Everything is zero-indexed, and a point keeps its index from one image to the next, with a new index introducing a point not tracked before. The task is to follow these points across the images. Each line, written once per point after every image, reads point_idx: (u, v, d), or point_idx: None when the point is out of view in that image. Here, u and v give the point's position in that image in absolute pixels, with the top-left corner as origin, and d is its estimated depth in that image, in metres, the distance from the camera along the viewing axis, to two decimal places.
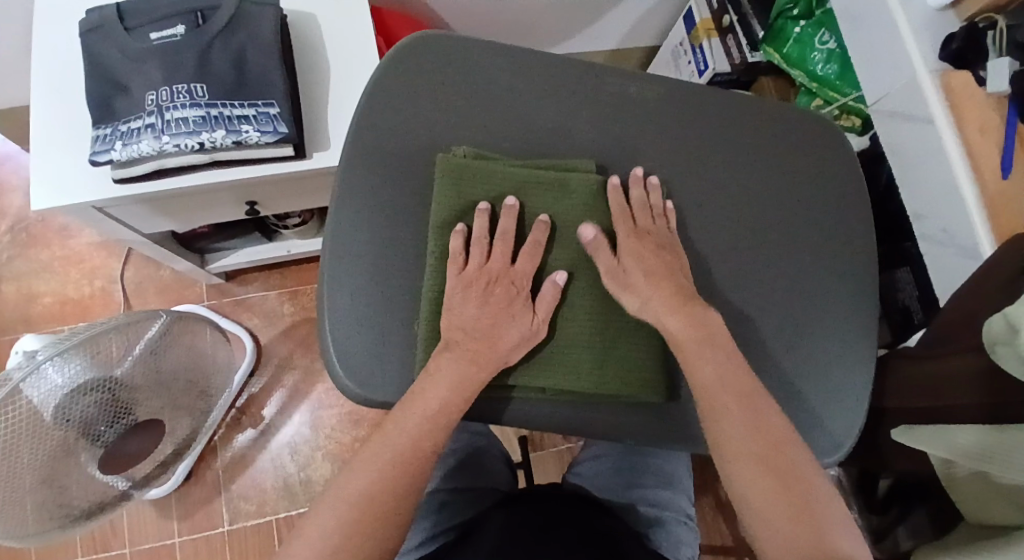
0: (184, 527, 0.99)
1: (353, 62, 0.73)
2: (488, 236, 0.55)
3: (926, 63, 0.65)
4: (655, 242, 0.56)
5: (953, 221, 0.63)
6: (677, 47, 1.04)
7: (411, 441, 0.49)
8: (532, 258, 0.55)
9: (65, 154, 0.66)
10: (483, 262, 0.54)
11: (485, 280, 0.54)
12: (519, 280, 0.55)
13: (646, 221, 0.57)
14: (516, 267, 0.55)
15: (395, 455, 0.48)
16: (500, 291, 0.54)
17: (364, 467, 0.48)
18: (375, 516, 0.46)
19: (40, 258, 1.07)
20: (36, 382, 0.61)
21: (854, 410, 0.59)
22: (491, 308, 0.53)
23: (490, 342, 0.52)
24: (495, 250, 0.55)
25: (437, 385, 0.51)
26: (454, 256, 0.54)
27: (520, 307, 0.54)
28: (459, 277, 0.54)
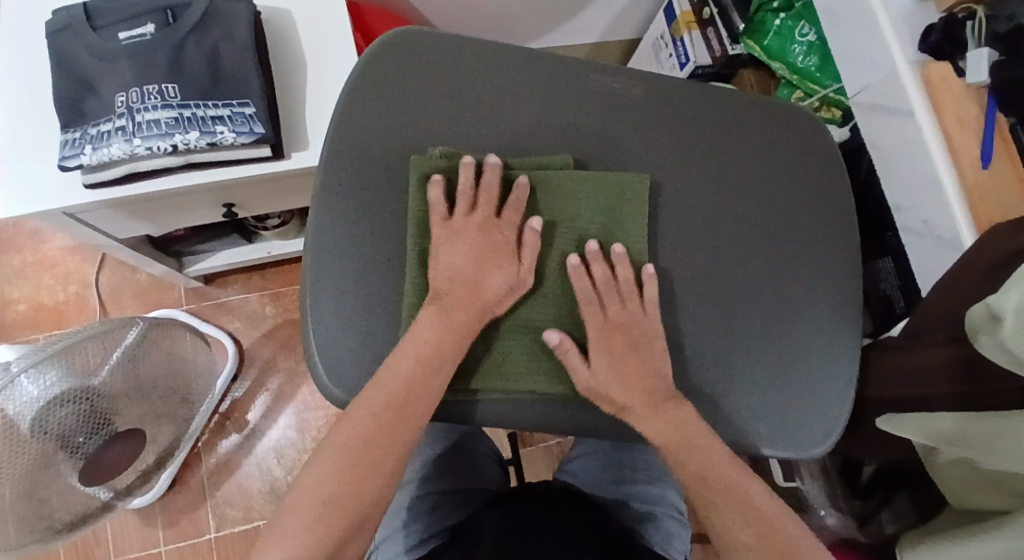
0: (168, 535, 0.97)
1: (329, 59, 0.71)
2: (472, 188, 0.55)
3: (905, 56, 0.65)
4: (626, 340, 0.54)
5: (933, 213, 0.63)
6: (658, 41, 1.04)
7: (384, 424, 0.48)
8: (518, 210, 0.55)
9: (34, 158, 0.64)
10: (467, 213, 0.54)
11: (471, 229, 0.54)
12: (506, 231, 0.55)
13: (626, 299, 0.55)
14: (502, 217, 0.55)
15: (367, 439, 0.48)
16: (487, 238, 0.54)
17: (333, 455, 0.47)
18: (351, 508, 0.46)
19: (10, 264, 1.04)
20: (12, 394, 0.60)
21: (840, 400, 0.59)
22: (475, 260, 0.53)
23: (480, 289, 0.53)
24: (481, 202, 0.55)
25: (426, 330, 0.50)
26: (436, 206, 0.54)
27: (507, 255, 0.54)
28: (440, 227, 0.53)
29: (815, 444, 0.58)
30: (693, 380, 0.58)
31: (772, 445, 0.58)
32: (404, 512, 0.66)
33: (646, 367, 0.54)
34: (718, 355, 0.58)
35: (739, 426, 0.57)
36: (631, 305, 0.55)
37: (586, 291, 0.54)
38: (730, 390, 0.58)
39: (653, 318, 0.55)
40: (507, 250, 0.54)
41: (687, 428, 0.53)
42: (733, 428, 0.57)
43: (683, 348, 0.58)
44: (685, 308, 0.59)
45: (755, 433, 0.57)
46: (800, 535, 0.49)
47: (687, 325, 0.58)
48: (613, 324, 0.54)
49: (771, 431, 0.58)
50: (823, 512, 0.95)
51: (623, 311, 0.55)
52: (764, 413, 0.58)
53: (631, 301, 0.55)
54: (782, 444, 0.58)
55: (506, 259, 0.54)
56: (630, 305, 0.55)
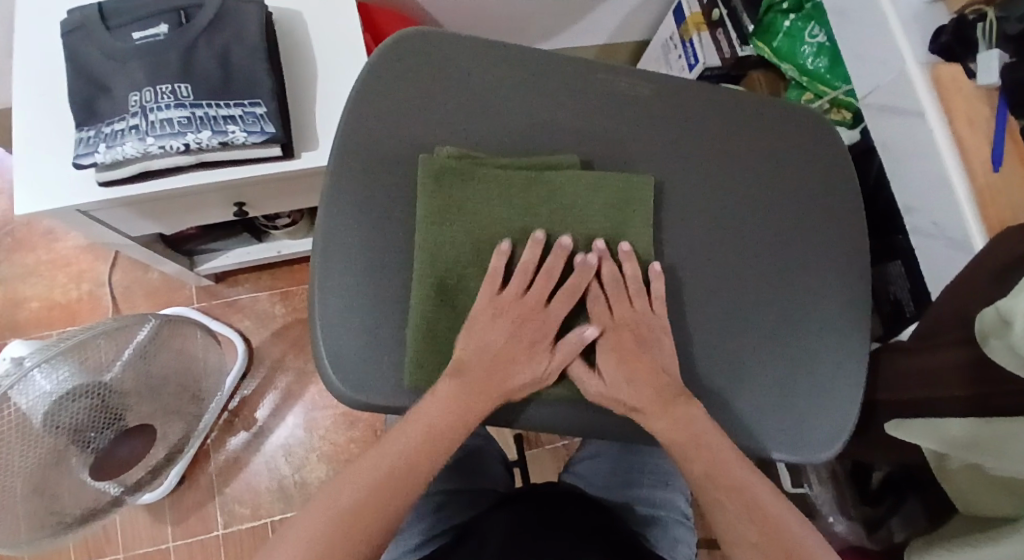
0: (177, 532, 0.98)
1: (339, 60, 0.72)
2: (533, 267, 0.54)
3: (915, 57, 0.65)
4: (633, 338, 0.54)
5: (943, 214, 0.63)
6: (667, 42, 1.04)
7: (408, 458, 0.51)
8: (567, 304, 0.55)
9: (49, 156, 0.65)
10: (521, 292, 0.54)
11: (517, 312, 0.54)
12: (550, 320, 0.54)
13: (634, 299, 0.55)
14: (553, 307, 0.55)
15: (389, 469, 0.50)
16: (533, 326, 0.54)
17: (356, 478, 0.49)
18: (363, 529, 0.47)
19: (25, 262, 1.06)
20: (26, 388, 0.60)
21: (848, 403, 0.59)
22: (511, 345, 0.53)
23: (505, 374, 0.53)
24: (536, 284, 0.54)
25: (442, 406, 0.51)
26: (492, 278, 0.53)
27: (542, 345, 0.54)
28: (490, 301, 0.53)
29: (823, 447, 0.58)
30: (699, 379, 0.57)
31: (779, 448, 0.57)
32: (410, 511, 0.66)
33: (654, 363, 0.54)
34: (724, 355, 0.58)
35: (746, 426, 0.57)
36: (637, 302, 0.55)
37: (593, 293, 0.55)
38: (737, 391, 0.58)
39: (660, 316, 0.55)
40: (544, 342, 0.54)
41: (693, 428, 0.53)
42: (739, 429, 0.57)
43: (689, 349, 0.58)
44: (692, 309, 0.59)
45: (762, 435, 0.57)
46: (806, 537, 0.49)
47: (693, 325, 0.58)
48: (618, 321, 0.55)
49: (779, 432, 0.57)
50: (832, 519, 0.94)
51: (631, 311, 0.55)
52: (771, 415, 0.57)
53: (638, 298, 0.55)
54: (789, 447, 0.57)
55: (542, 348, 0.54)
56: (635, 302, 0.55)
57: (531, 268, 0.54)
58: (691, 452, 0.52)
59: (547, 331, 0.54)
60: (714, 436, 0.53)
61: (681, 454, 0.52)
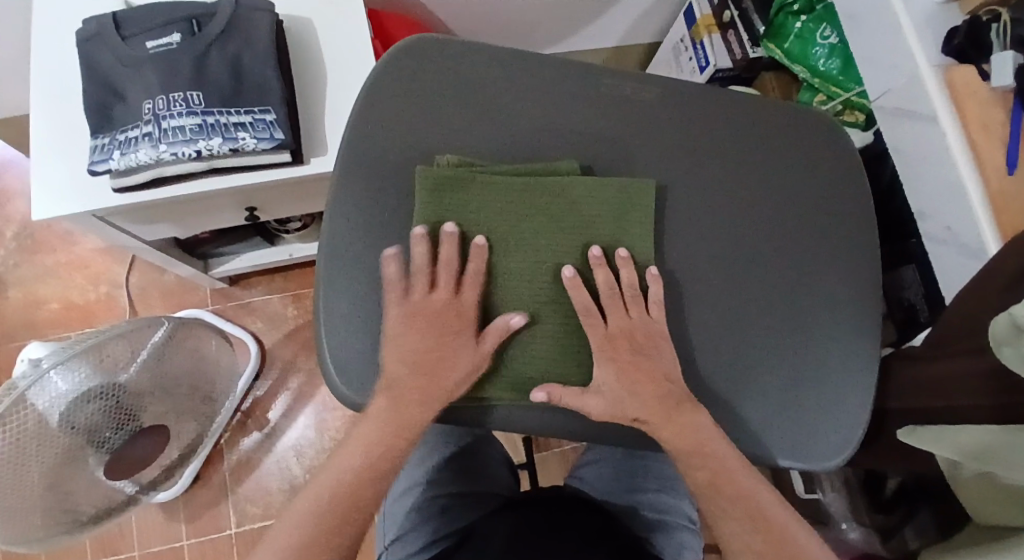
0: (190, 530, 1.00)
1: (348, 65, 0.72)
2: (428, 265, 0.54)
3: (928, 61, 0.64)
4: (634, 346, 0.54)
5: (956, 220, 0.62)
6: (678, 44, 1.03)
7: (347, 485, 0.53)
8: (475, 288, 0.54)
9: (64, 163, 0.67)
10: (426, 290, 0.54)
11: (424, 314, 0.53)
12: (465, 313, 0.54)
13: (631, 307, 0.55)
14: (460, 300, 0.54)
15: (331, 499, 0.52)
16: (446, 322, 0.54)
17: (302, 514, 0.52)
18: (339, 528, 0.52)
19: (45, 264, 1.08)
20: (43, 390, 0.62)
21: (855, 410, 0.58)
22: (431, 347, 0.53)
23: (432, 378, 0.53)
24: (439, 281, 0.54)
25: (379, 419, 0.53)
26: (393, 283, 0.53)
27: (462, 343, 0.53)
28: (404, 305, 0.53)
29: (830, 455, 0.57)
30: (704, 387, 0.57)
31: (785, 454, 0.57)
32: (415, 514, 0.67)
33: (656, 371, 0.54)
34: (729, 362, 0.58)
35: (750, 434, 0.56)
36: (633, 310, 0.55)
37: (586, 303, 0.54)
38: (743, 397, 0.57)
39: (658, 322, 0.55)
40: (463, 339, 0.53)
41: (698, 434, 0.52)
42: (744, 436, 0.56)
43: (694, 356, 0.57)
44: (696, 314, 0.58)
45: (767, 442, 0.56)
46: None
47: (697, 332, 0.58)
48: (617, 329, 0.54)
49: (784, 440, 0.57)
50: (845, 525, 0.94)
51: (628, 319, 0.55)
52: (777, 421, 0.57)
53: (634, 305, 0.55)
54: (795, 454, 0.57)
55: (461, 345, 0.53)
56: (630, 310, 0.55)
57: (432, 266, 0.54)
58: (694, 459, 0.52)
59: (461, 329, 0.54)
60: (720, 443, 0.52)
61: (685, 460, 0.52)
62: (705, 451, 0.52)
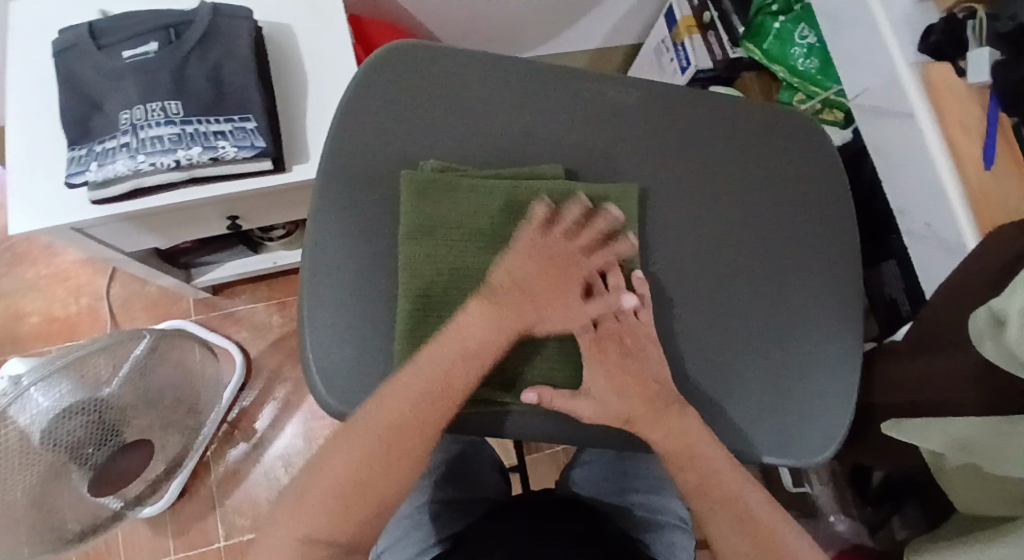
0: (178, 544, 0.99)
1: (329, 71, 0.72)
2: (570, 223, 0.56)
3: (905, 58, 0.65)
4: (621, 348, 0.54)
5: (935, 215, 0.62)
6: (659, 45, 1.03)
7: (407, 419, 0.49)
8: (603, 257, 0.56)
9: (42, 175, 0.66)
10: (562, 238, 0.55)
11: (557, 254, 0.55)
12: (585, 270, 0.56)
13: (618, 308, 0.55)
14: (592, 262, 0.56)
15: (389, 432, 0.48)
16: (562, 267, 0.55)
17: (357, 442, 0.48)
18: (365, 501, 0.47)
19: (25, 276, 1.06)
20: (24, 406, 0.61)
21: (842, 406, 0.59)
22: (546, 285, 0.54)
23: (537, 307, 0.53)
24: (581, 240, 0.56)
25: (474, 329, 0.51)
26: (537, 220, 0.55)
27: (572, 289, 0.55)
28: (533, 245, 0.54)
29: (816, 453, 0.57)
30: (691, 387, 0.57)
31: (770, 452, 0.57)
32: (408, 521, 0.67)
33: (644, 373, 0.53)
34: (715, 361, 0.58)
35: (738, 433, 0.57)
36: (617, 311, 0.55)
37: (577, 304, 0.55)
38: (730, 397, 0.57)
39: (646, 324, 0.55)
40: (576, 288, 0.55)
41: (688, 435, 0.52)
42: (732, 436, 0.57)
43: (680, 358, 0.58)
44: (683, 316, 0.59)
45: (754, 441, 0.57)
46: (798, 545, 0.49)
47: (684, 333, 0.58)
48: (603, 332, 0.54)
49: (771, 439, 0.57)
50: (832, 518, 0.93)
51: (616, 322, 0.55)
52: (764, 420, 0.57)
53: (619, 306, 0.55)
54: (782, 452, 0.57)
55: (576, 297, 0.55)
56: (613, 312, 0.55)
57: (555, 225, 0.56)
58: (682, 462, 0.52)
59: (580, 280, 0.55)
60: (708, 443, 0.53)
61: (674, 462, 0.52)
62: (694, 452, 0.52)
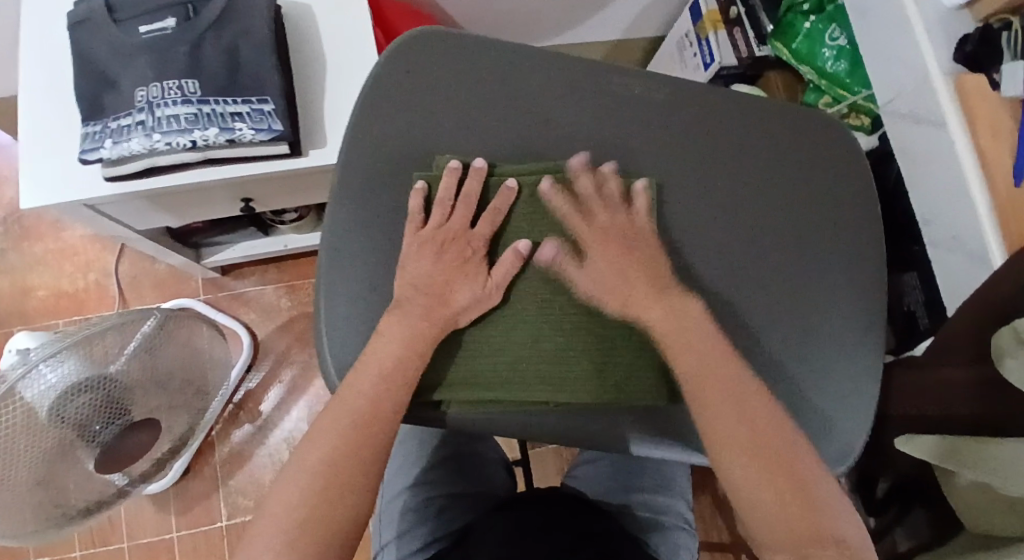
0: (181, 522, 0.99)
1: (349, 55, 0.70)
2: (451, 197, 0.55)
3: (940, 66, 0.63)
4: (620, 242, 0.56)
5: (962, 228, 0.61)
6: (681, 40, 1.02)
7: (368, 403, 0.49)
8: (493, 223, 0.55)
9: (54, 151, 0.65)
10: (444, 221, 0.55)
11: (441, 239, 0.54)
12: (478, 242, 0.55)
13: (615, 210, 0.56)
14: (475, 229, 0.55)
15: (353, 419, 0.49)
16: (456, 250, 0.54)
17: (327, 435, 0.48)
18: (342, 489, 0.47)
19: (33, 251, 1.06)
20: (32, 382, 0.61)
21: (858, 420, 0.58)
22: (441, 272, 0.53)
23: (446, 301, 0.53)
24: (456, 213, 0.55)
25: (387, 345, 0.51)
26: (414, 216, 0.55)
27: (474, 268, 0.54)
28: (427, 240, 0.54)
29: (831, 465, 0.57)
30: None
31: None
32: (409, 516, 0.67)
33: (645, 258, 0.55)
34: None
35: None
36: (612, 211, 0.56)
37: (570, 206, 0.56)
38: None
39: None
40: (474, 267, 0.54)
41: None
42: None
43: None
44: None
45: None
46: None
47: None
48: (600, 228, 0.56)
49: None
50: None
51: (613, 219, 0.56)
52: None
53: (613, 206, 0.56)
54: None
55: (481, 270, 0.54)
56: (608, 210, 0.56)
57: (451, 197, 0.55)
58: None
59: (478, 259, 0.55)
60: None
61: None
62: None
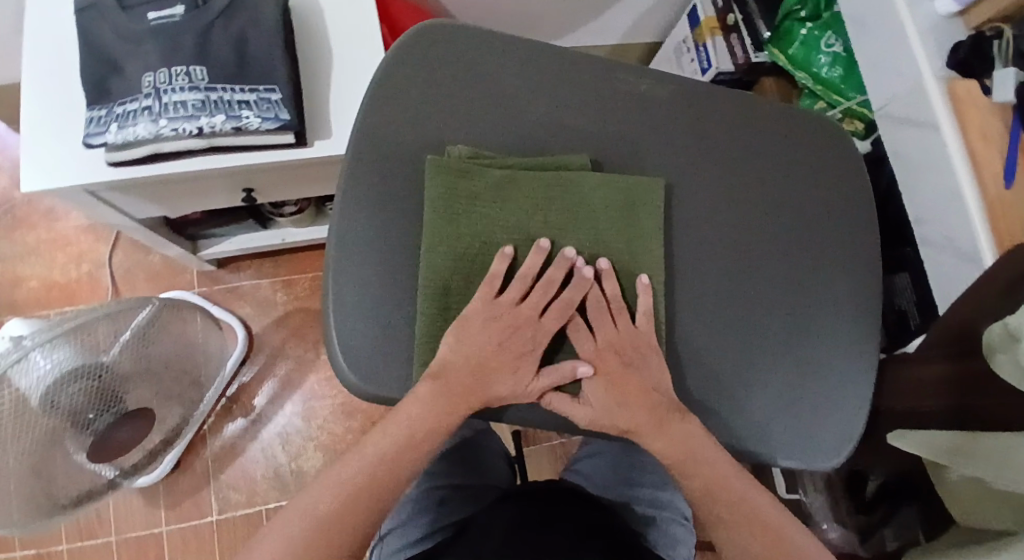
0: (171, 517, 0.98)
1: (355, 46, 0.71)
2: (531, 275, 0.54)
3: (932, 71, 0.65)
4: (618, 358, 0.55)
5: (953, 228, 0.63)
6: (680, 45, 1.04)
7: (385, 469, 0.52)
8: (559, 317, 0.54)
9: (57, 135, 0.64)
10: (515, 300, 0.54)
11: (509, 321, 0.53)
12: (540, 334, 0.54)
13: (616, 317, 0.55)
14: (546, 317, 0.54)
15: (369, 482, 0.52)
16: (521, 335, 0.54)
17: (345, 474, 0.52)
18: (346, 528, 0.50)
19: (23, 239, 1.04)
20: (25, 370, 0.59)
21: (853, 414, 0.59)
22: (495, 357, 0.53)
23: (486, 385, 0.53)
24: (533, 293, 0.54)
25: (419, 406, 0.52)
26: (491, 279, 0.53)
27: (526, 366, 0.53)
28: (471, 299, 0.53)
29: (826, 456, 0.58)
30: (708, 387, 0.58)
31: (787, 453, 0.58)
32: (410, 507, 0.67)
33: (643, 385, 0.54)
34: (733, 362, 0.58)
35: (752, 433, 0.57)
36: (617, 320, 0.55)
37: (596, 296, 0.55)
38: (747, 396, 0.58)
39: (645, 333, 0.55)
40: (516, 353, 0.53)
41: (690, 443, 0.54)
42: (747, 436, 0.57)
43: (695, 358, 0.58)
44: (702, 314, 0.59)
45: (767, 444, 0.57)
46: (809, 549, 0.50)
47: (702, 331, 0.58)
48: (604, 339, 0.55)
49: (784, 441, 0.58)
50: (825, 525, 0.94)
51: (615, 331, 0.55)
52: (779, 422, 0.58)
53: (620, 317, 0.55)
54: (797, 453, 0.58)
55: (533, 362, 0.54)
56: (613, 320, 0.55)
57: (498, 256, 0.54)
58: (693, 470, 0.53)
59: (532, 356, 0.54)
60: (708, 450, 0.54)
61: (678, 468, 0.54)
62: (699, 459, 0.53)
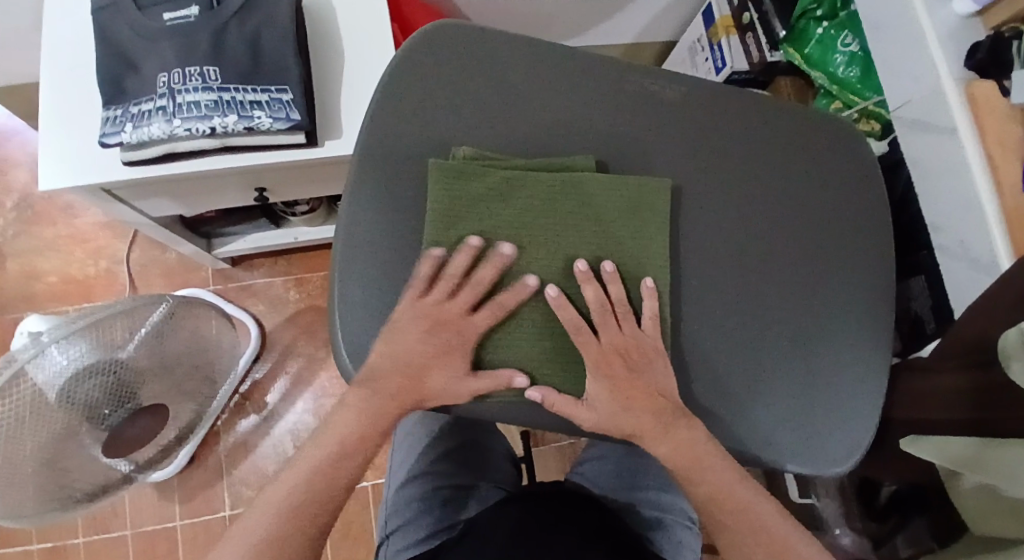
0: (184, 511, 0.99)
1: (366, 48, 0.71)
2: (457, 276, 0.53)
3: (950, 72, 0.64)
4: (624, 359, 0.54)
5: (969, 232, 0.62)
6: (694, 44, 1.04)
7: (328, 471, 0.54)
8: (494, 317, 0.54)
9: (72, 134, 0.65)
10: (444, 300, 0.53)
11: (437, 319, 0.53)
12: (471, 333, 0.54)
13: (621, 321, 0.55)
14: (475, 317, 0.54)
15: (312, 484, 0.54)
16: (446, 335, 0.53)
17: (297, 474, 0.54)
18: (298, 526, 0.52)
19: (42, 235, 1.07)
20: (42, 363, 0.61)
21: (863, 421, 0.58)
22: (424, 354, 0.53)
23: (420, 383, 0.54)
24: (461, 294, 0.54)
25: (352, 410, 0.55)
26: (418, 282, 0.53)
27: (460, 359, 0.53)
28: (416, 303, 0.53)
29: (836, 463, 0.57)
30: (715, 391, 0.57)
31: (795, 460, 0.57)
32: (413, 506, 0.67)
33: (650, 389, 0.54)
34: (741, 366, 0.58)
35: (759, 438, 0.57)
36: (622, 324, 0.55)
37: (602, 298, 0.54)
38: (754, 401, 0.57)
39: (653, 338, 0.55)
40: (462, 358, 0.53)
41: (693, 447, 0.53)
42: (753, 441, 0.57)
43: (702, 362, 0.57)
44: (709, 318, 0.58)
45: (774, 450, 0.57)
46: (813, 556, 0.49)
47: (710, 335, 0.58)
48: (608, 342, 0.54)
49: (792, 446, 0.57)
50: (837, 531, 0.93)
51: (619, 334, 0.55)
52: (786, 428, 0.57)
53: (623, 320, 0.55)
54: (805, 459, 0.57)
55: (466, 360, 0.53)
56: (617, 323, 0.55)
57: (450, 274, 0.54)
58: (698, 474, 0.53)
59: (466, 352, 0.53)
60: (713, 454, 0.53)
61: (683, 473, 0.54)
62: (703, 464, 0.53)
